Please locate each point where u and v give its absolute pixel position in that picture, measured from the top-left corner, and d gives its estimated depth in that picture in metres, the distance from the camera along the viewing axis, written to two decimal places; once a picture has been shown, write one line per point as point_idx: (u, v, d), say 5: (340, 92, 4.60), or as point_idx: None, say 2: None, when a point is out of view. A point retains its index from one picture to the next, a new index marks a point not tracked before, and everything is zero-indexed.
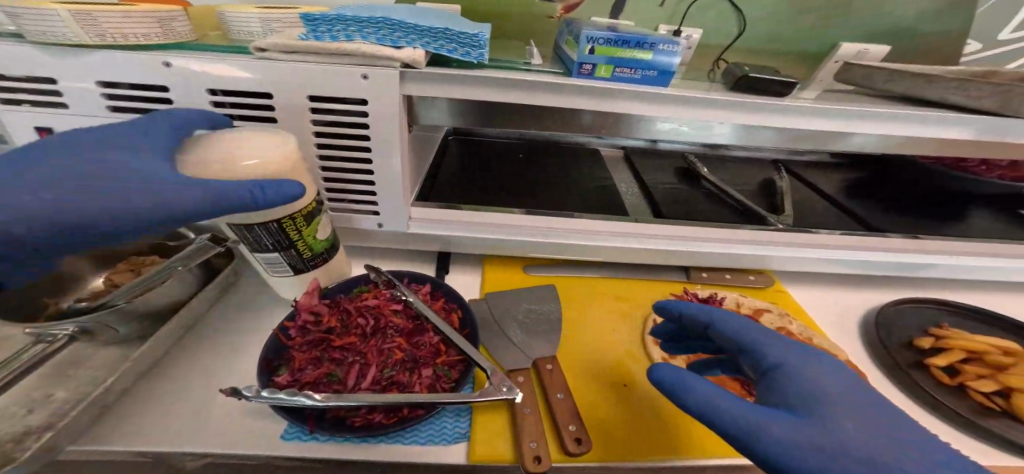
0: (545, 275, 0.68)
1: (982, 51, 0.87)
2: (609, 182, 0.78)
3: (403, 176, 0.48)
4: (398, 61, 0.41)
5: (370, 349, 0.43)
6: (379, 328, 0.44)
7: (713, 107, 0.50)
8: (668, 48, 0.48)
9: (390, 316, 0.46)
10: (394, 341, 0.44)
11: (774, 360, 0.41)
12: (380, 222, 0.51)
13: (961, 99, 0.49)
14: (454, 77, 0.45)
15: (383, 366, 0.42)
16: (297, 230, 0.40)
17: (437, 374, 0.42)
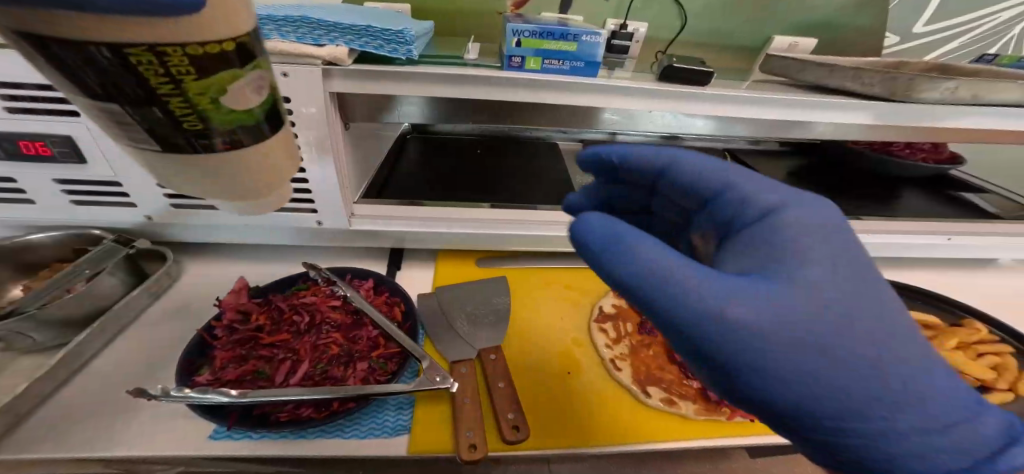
0: (496, 267, 0.69)
1: (900, 45, 0.90)
2: (568, 175, 0.86)
3: (340, 174, 0.49)
4: (319, 60, 0.42)
5: (303, 345, 0.43)
6: (313, 324, 0.45)
7: (644, 98, 0.51)
8: (591, 39, 0.49)
9: (327, 312, 0.46)
10: (330, 336, 0.44)
11: (749, 204, 0.30)
12: (320, 220, 0.53)
13: (858, 88, 0.50)
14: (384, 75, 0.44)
15: (316, 361, 0.42)
16: (185, 73, 0.20)
17: (371, 366, 0.42)
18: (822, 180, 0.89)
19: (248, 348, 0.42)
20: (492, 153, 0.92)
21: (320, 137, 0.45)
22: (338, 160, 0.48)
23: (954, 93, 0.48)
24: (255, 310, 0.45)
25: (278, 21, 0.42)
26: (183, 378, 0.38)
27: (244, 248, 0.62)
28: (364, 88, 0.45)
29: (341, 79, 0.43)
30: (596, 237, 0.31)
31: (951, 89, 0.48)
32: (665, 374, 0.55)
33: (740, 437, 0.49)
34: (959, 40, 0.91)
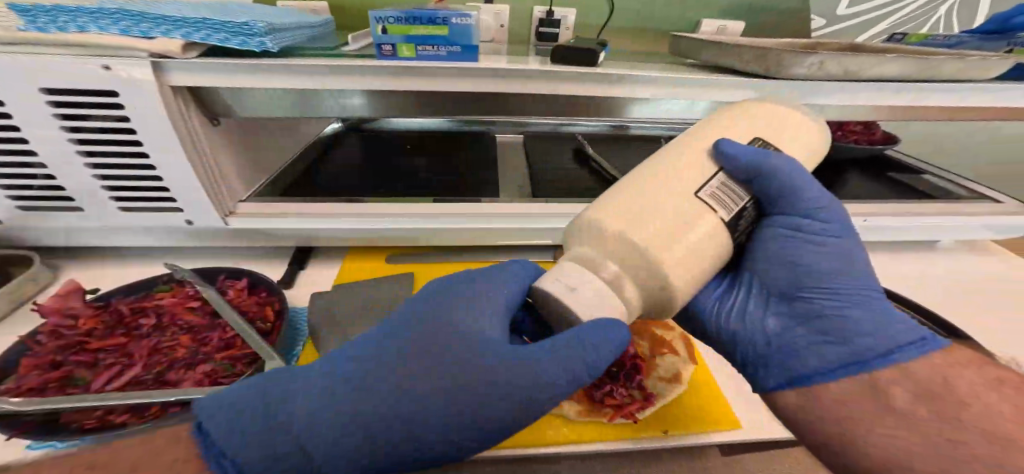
0: (407, 263, 0.66)
1: (826, 27, 0.90)
2: (498, 169, 0.84)
3: (196, 170, 0.48)
4: (146, 52, 0.41)
5: (141, 349, 0.41)
6: (158, 328, 0.43)
7: (526, 79, 0.51)
8: (462, 21, 0.48)
9: (182, 314, 0.44)
10: (177, 339, 0.42)
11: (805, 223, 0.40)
12: (188, 218, 0.52)
13: (738, 64, 0.52)
14: (228, 67, 0.43)
15: (151, 366, 0.39)
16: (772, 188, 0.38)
17: (213, 368, 0.39)
18: None
19: (70, 354, 0.39)
20: (424, 149, 0.90)
21: (162, 132, 0.44)
22: (191, 156, 0.46)
23: (823, 67, 0.47)
24: (85, 315, 0.42)
25: (111, 15, 0.41)
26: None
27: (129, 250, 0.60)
28: (207, 82, 0.44)
29: (178, 74, 0.42)
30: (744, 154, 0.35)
31: (816, 64, 0.47)
32: None
33: (624, 440, 0.44)
34: (888, 20, 0.89)
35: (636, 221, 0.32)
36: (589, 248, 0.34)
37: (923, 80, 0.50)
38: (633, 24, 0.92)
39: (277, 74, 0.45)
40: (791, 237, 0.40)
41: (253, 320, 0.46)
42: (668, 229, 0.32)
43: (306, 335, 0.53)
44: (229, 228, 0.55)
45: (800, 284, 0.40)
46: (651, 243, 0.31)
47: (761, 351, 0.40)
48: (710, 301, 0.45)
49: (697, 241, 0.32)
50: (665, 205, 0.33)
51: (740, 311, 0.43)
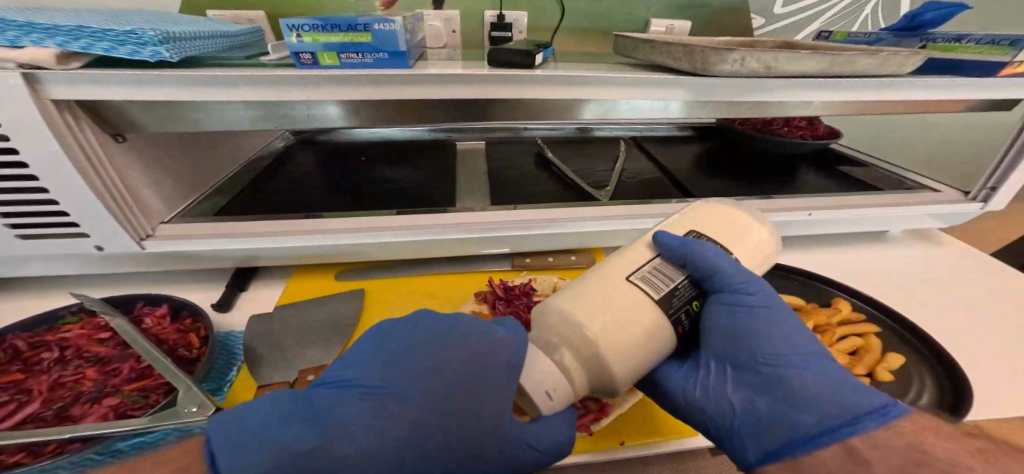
0: (356, 279, 0.63)
1: (767, 26, 0.92)
2: (455, 178, 0.82)
3: (98, 191, 0.44)
4: (13, 63, 0.38)
5: (39, 384, 0.36)
6: (62, 361, 0.38)
7: (462, 82, 0.51)
8: (385, 27, 0.47)
9: (89, 345, 0.40)
10: (82, 373, 0.38)
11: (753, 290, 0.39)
12: (97, 244, 0.47)
13: (672, 62, 0.52)
14: (110, 77, 0.40)
15: (50, 402, 0.35)
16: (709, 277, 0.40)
17: (121, 401, 0.35)
18: (717, 164, 0.88)
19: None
20: (379, 160, 0.87)
21: (46, 149, 0.40)
22: (88, 176, 0.43)
23: (746, 64, 0.48)
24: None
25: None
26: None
27: (36, 281, 0.55)
28: (93, 94, 0.41)
29: (58, 86, 0.39)
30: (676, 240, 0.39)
31: (739, 60, 0.47)
32: None
33: (581, 454, 0.43)
34: (826, 17, 0.92)
35: (591, 318, 0.35)
36: (552, 335, 0.37)
37: (847, 74, 0.51)
38: (584, 27, 0.92)
39: (187, 83, 0.43)
40: (735, 313, 0.38)
41: (173, 348, 0.42)
42: (620, 326, 0.35)
43: (241, 362, 0.49)
44: (146, 252, 0.51)
45: (753, 354, 0.38)
46: (605, 340, 0.34)
47: (727, 424, 0.37)
48: (676, 381, 0.41)
49: (639, 334, 0.35)
50: (620, 304, 0.35)
51: (709, 392, 0.39)
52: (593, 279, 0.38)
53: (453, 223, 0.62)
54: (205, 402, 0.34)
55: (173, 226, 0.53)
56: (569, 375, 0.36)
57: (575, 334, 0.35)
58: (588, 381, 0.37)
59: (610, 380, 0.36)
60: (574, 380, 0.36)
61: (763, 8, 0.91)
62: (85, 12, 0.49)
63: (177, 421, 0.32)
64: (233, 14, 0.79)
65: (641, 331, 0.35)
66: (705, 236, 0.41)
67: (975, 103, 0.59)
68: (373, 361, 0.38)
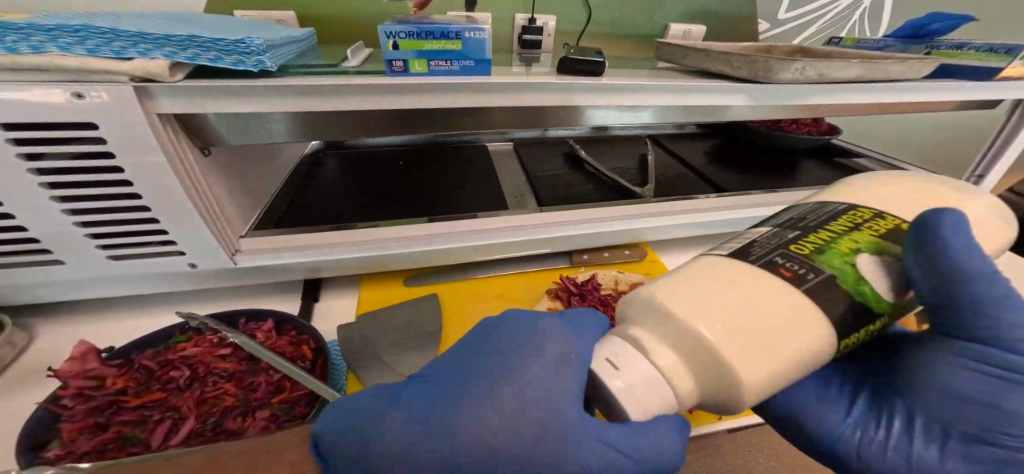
0: (426, 285, 0.64)
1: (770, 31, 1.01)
2: (495, 180, 0.84)
3: (197, 205, 0.43)
4: (127, 75, 0.35)
5: (185, 402, 0.39)
6: (196, 377, 0.41)
7: (542, 90, 0.53)
8: (475, 36, 0.47)
9: (216, 362, 0.42)
10: (220, 388, 0.41)
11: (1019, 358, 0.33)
12: (192, 262, 0.47)
13: (729, 70, 0.57)
14: (224, 89, 0.39)
15: (204, 417, 0.39)
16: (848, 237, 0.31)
17: (274, 414, 0.39)
18: (734, 159, 0.95)
19: (109, 415, 0.38)
20: (417, 164, 0.87)
21: (152, 165, 0.39)
22: (187, 189, 0.42)
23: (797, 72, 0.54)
24: (111, 374, 0.40)
25: (74, 33, 0.36)
26: (26, 455, 0.33)
27: (115, 302, 0.55)
28: (197, 107, 0.39)
29: (163, 100, 0.37)
30: (952, 232, 0.29)
31: (799, 70, 0.54)
32: None
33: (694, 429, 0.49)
34: (821, 23, 1.01)
35: (703, 312, 0.27)
36: (648, 331, 0.29)
37: (872, 81, 0.58)
38: (606, 30, 0.96)
39: (289, 98, 0.42)
40: (977, 370, 0.34)
41: (292, 360, 0.45)
42: (745, 321, 0.27)
43: (344, 369, 0.52)
44: (236, 268, 0.51)
45: (975, 421, 0.34)
46: (722, 339, 0.26)
47: (878, 458, 0.36)
48: (845, 428, 0.38)
49: (773, 341, 0.27)
50: (749, 296, 0.28)
51: (900, 449, 0.36)
52: (712, 267, 0.30)
53: (518, 225, 0.64)
54: None
55: (255, 239, 0.53)
56: (671, 381, 0.28)
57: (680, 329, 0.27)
58: (696, 390, 0.28)
59: (730, 396, 0.27)
60: (678, 391, 0.28)
61: (767, 14, 0.99)
62: (155, 17, 0.47)
63: None
64: (262, 14, 0.77)
65: (774, 333, 0.27)
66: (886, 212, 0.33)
67: (961, 103, 0.70)
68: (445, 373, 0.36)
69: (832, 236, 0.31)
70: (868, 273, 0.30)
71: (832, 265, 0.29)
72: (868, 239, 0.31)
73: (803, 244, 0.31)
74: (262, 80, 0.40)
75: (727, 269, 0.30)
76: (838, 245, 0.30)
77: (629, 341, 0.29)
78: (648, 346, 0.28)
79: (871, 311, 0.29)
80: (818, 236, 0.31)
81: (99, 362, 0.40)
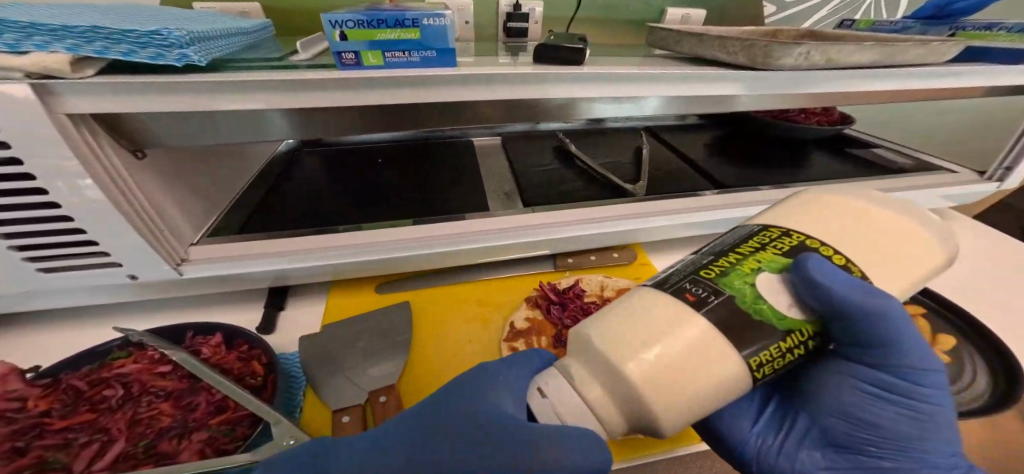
0: (398, 292, 0.61)
1: (776, 14, 0.94)
2: (479, 178, 0.79)
3: (129, 213, 0.39)
4: (21, 72, 0.31)
5: (115, 423, 0.36)
6: (131, 397, 0.38)
7: (515, 82, 0.48)
8: (436, 22, 0.41)
9: (154, 380, 0.39)
10: (157, 408, 0.38)
11: (892, 377, 0.36)
12: (131, 273, 0.43)
13: (724, 56, 0.51)
14: (145, 87, 0.35)
15: (136, 439, 0.36)
16: (750, 264, 0.30)
17: (211, 436, 0.36)
18: (737, 152, 0.88)
19: (31, 439, 0.35)
20: (397, 162, 0.83)
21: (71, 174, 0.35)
22: (115, 198, 0.38)
23: (797, 56, 0.48)
24: (34, 395, 0.36)
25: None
26: None
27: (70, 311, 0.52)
28: (114, 105, 0.35)
29: (73, 98, 0.33)
30: (831, 276, 0.28)
31: (804, 54, 0.48)
32: None
33: (670, 451, 0.46)
34: (834, 4, 0.94)
35: (621, 348, 0.26)
36: (579, 365, 0.29)
37: (886, 65, 0.52)
38: (599, 16, 0.90)
39: (224, 95, 0.38)
40: (848, 379, 0.37)
41: (240, 377, 0.42)
42: (666, 359, 0.26)
43: (303, 386, 0.48)
44: (184, 278, 0.47)
45: (851, 432, 0.38)
46: (649, 378, 0.25)
47: (767, 463, 0.41)
48: (751, 436, 0.42)
49: (697, 371, 0.26)
50: (674, 330, 0.27)
51: (788, 454, 0.40)
52: (639, 297, 0.29)
53: (496, 227, 0.60)
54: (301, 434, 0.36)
55: (207, 247, 0.49)
56: (602, 413, 0.28)
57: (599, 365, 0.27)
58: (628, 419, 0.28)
59: (656, 423, 0.27)
60: (608, 420, 0.28)
61: None
62: (87, 10, 0.44)
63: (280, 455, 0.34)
64: (230, 6, 0.73)
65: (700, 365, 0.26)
66: (801, 235, 0.32)
67: (989, 88, 0.63)
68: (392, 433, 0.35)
69: (736, 261, 0.30)
70: (767, 291, 0.29)
71: (731, 284, 0.29)
72: (776, 258, 0.30)
73: (707, 276, 0.29)
74: (190, 75, 0.36)
75: (657, 297, 0.29)
76: (740, 266, 0.30)
77: (564, 373, 0.30)
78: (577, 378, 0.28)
79: (772, 332, 0.28)
80: (727, 257, 0.31)
81: (20, 385, 0.37)
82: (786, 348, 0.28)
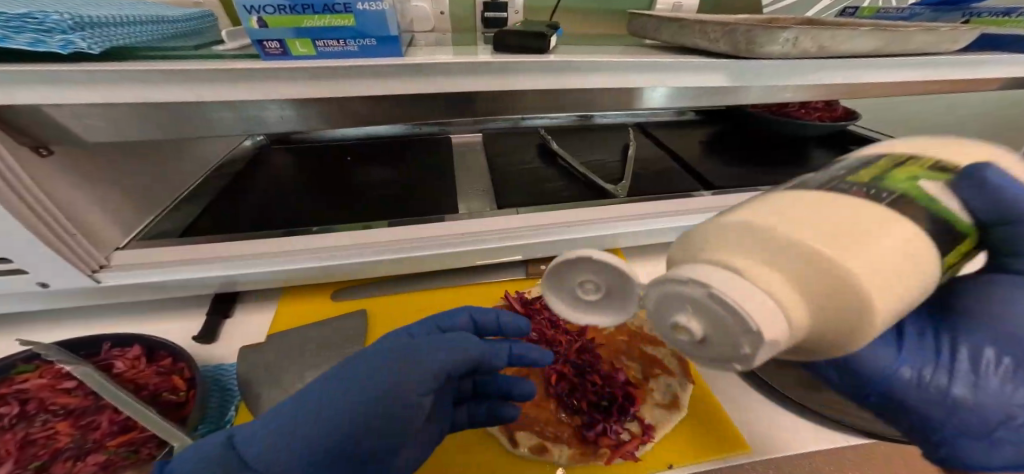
0: (356, 298, 0.57)
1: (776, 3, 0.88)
2: (453, 177, 0.74)
3: (32, 220, 0.34)
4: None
5: (3, 443, 0.32)
6: (25, 415, 0.34)
7: (470, 72, 0.44)
8: (372, 7, 0.36)
9: (55, 395, 0.35)
10: (54, 427, 0.34)
11: None
12: (41, 281, 0.39)
13: (706, 44, 0.46)
14: (33, 76, 0.31)
15: (23, 461, 0.32)
16: (914, 167, 0.26)
17: (107, 460, 0.32)
18: (733, 150, 0.82)
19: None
20: (371, 159, 0.79)
21: None
22: (18, 211, 0.34)
23: (786, 43, 0.43)
24: None
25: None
26: None
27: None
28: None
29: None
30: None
31: (793, 41, 0.43)
32: (542, 412, 0.43)
33: None
34: None
35: (842, 239, 0.21)
36: (724, 257, 0.23)
37: (888, 54, 0.47)
38: (585, 6, 0.85)
39: (129, 86, 0.34)
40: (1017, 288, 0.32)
41: (156, 393, 0.38)
42: (895, 248, 0.21)
43: (238, 402, 0.44)
44: (102, 286, 0.43)
45: None
46: (835, 249, 0.20)
47: (935, 399, 0.30)
48: (905, 366, 0.31)
49: (877, 257, 0.21)
50: (838, 231, 0.21)
51: (966, 390, 0.30)
52: (783, 194, 0.24)
53: (461, 231, 0.56)
54: None
55: (138, 251, 0.46)
56: (788, 309, 0.21)
57: (851, 257, 0.20)
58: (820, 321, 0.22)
59: (858, 320, 0.21)
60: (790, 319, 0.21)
61: None
62: None
63: None
64: None
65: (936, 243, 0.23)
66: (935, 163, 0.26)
67: (1008, 81, 0.57)
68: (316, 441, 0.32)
69: (895, 164, 0.26)
70: (936, 194, 0.25)
71: (901, 184, 0.24)
72: (918, 166, 0.26)
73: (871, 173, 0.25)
74: (86, 64, 0.32)
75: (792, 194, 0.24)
76: (903, 166, 0.25)
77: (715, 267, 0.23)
78: (739, 272, 0.22)
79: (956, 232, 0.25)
80: (876, 163, 0.26)
81: None
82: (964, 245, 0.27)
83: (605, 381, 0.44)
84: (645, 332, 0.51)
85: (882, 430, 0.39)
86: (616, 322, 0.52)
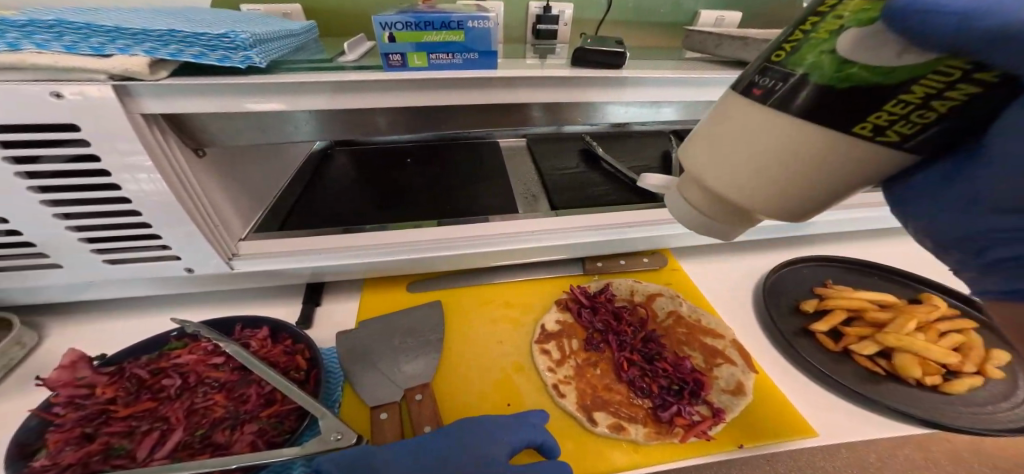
0: (430, 290, 0.62)
1: None
2: (507, 179, 0.79)
3: (192, 213, 0.43)
4: (105, 74, 0.34)
5: (175, 412, 0.41)
6: (187, 387, 0.43)
7: (554, 82, 0.48)
8: (480, 25, 0.42)
9: (208, 371, 0.44)
10: (212, 398, 0.42)
11: None
12: (188, 266, 0.47)
13: None
14: (210, 88, 0.38)
15: (193, 427, 0.40)
16: None
17: (262, 428, 0.39)
18: None
19: (97, 425, 0.39)
20: (425, 162, 0.82)
21: (137, 170, 0.38)
22: (174, 188, 0.41)
23: None
24: (101, 383, 0.41)
25: (50, 28, 0.35)
26: (15, 464, 0.35)
27: (126, 302, 0.55)
28: (180, 107, 0.38)
29: (147, 99, 0.36)
30: None
31: None
32: (614, 395, 0.48)
33: (700, 457, 0.43)
34: None
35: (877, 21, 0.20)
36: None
37: None
38: (631, 19, 0.90)
39: (275, 94, 0.40)
40: None
41: (285, 371, 0.44)
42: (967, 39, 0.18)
43: (341, 382, 0.49)
44: (233, 272, 0.51)
45: None
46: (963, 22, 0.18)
47: None
48: None
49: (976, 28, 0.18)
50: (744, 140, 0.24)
51: None
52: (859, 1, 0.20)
53: (529, 229, 0.59)
54: (346, 429, 0.38)
55: (253, 242, 0.52)
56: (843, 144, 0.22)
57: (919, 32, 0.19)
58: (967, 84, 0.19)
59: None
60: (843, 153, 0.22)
61: None
62: (148, 13, 0.47)
63: (326, 447, 0.37)
64: (269, 8, 0.72)
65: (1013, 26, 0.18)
66: None
67: None
68: (423, 440, 0.40)
69: None
70: (856, 53, 0.20)
71: (806, 63, 0.21)
72: (867, 6, 0.20)
73: None
74: (250, 77, 0.39)
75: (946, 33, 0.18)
76: (837, 13, 0.21)
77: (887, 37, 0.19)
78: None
79: None
80: (813, 16, 0.22)
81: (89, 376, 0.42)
82: (924, 95, 0.19)
83: (674, 368, 0.50)
84: (703, 324, 0.56)
85: (946, 421, 0.44)
86: (672, 314, 0.57)
